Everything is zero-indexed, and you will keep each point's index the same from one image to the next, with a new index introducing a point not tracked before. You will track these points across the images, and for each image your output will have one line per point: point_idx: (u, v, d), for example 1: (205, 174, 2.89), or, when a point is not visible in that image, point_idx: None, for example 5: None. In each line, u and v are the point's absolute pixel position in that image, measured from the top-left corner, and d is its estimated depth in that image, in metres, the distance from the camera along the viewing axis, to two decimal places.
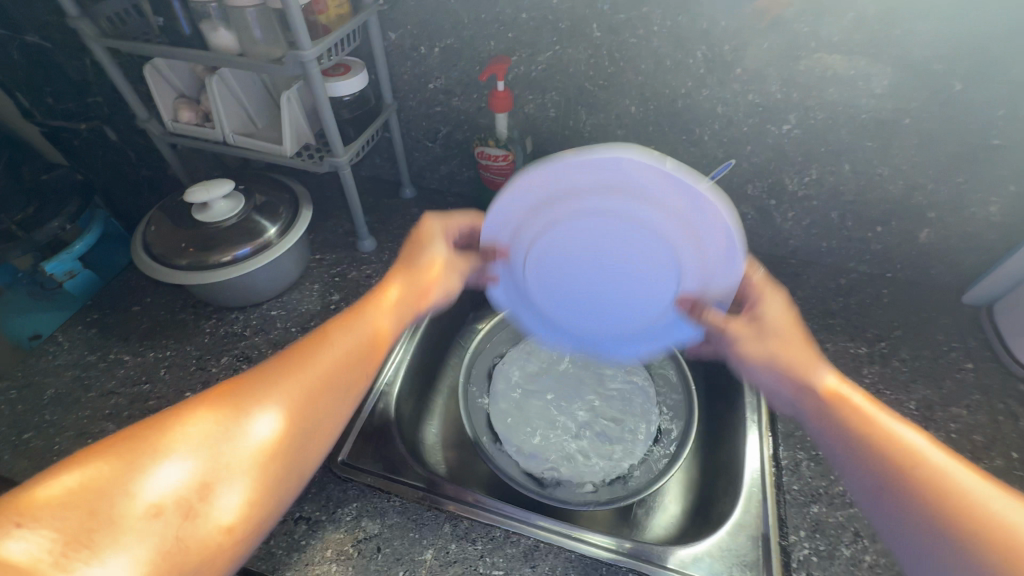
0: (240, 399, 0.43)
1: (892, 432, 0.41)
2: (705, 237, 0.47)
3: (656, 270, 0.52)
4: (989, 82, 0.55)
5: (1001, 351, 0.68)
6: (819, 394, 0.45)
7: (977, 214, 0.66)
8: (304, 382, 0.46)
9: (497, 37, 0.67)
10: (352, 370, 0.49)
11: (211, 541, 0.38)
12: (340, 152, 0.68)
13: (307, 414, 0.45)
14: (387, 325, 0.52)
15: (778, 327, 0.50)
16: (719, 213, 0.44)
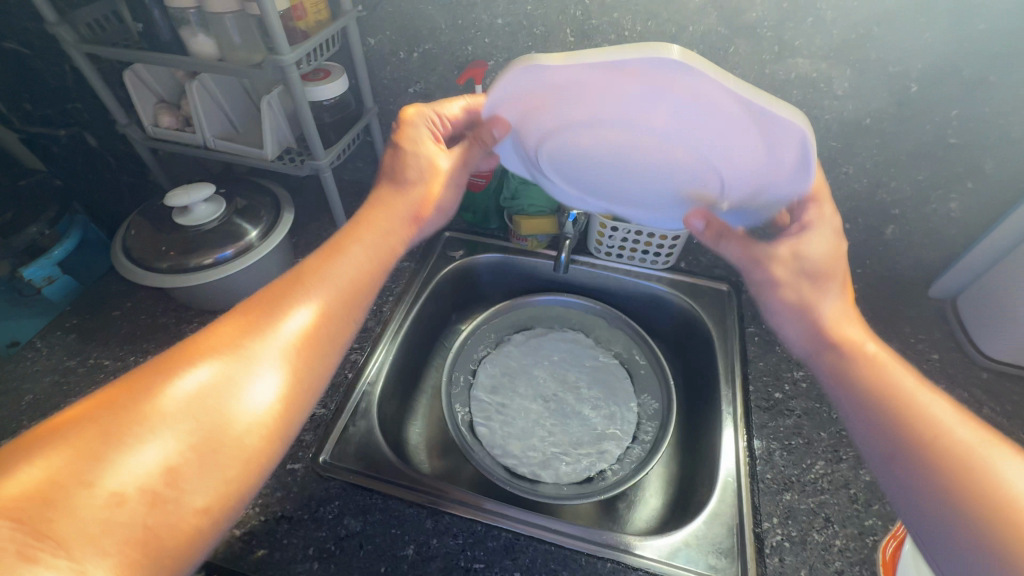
0: (265, 309, 0.43)
1: (910, 394, 0.39)
2: (774, 150, 0.39)
3: (684, 173, 0.48)
4: (942, 83, 0.58)
5: (965, 342, 0.71)
6: (834, 340, 0.46)
7: (938, 210, 0.69)
8: (323, 290, 0.47)
9: (474, 42, 0.69)
10: (363, 282, 0.50)
11: (257, 433, 0.38)
12: (321, 156, 0.69)
13: (326, 315, 0.46)
14: (393, 237, 0.54)
15: (821, 263, 0.49)
16: (787, 127, 0.36)
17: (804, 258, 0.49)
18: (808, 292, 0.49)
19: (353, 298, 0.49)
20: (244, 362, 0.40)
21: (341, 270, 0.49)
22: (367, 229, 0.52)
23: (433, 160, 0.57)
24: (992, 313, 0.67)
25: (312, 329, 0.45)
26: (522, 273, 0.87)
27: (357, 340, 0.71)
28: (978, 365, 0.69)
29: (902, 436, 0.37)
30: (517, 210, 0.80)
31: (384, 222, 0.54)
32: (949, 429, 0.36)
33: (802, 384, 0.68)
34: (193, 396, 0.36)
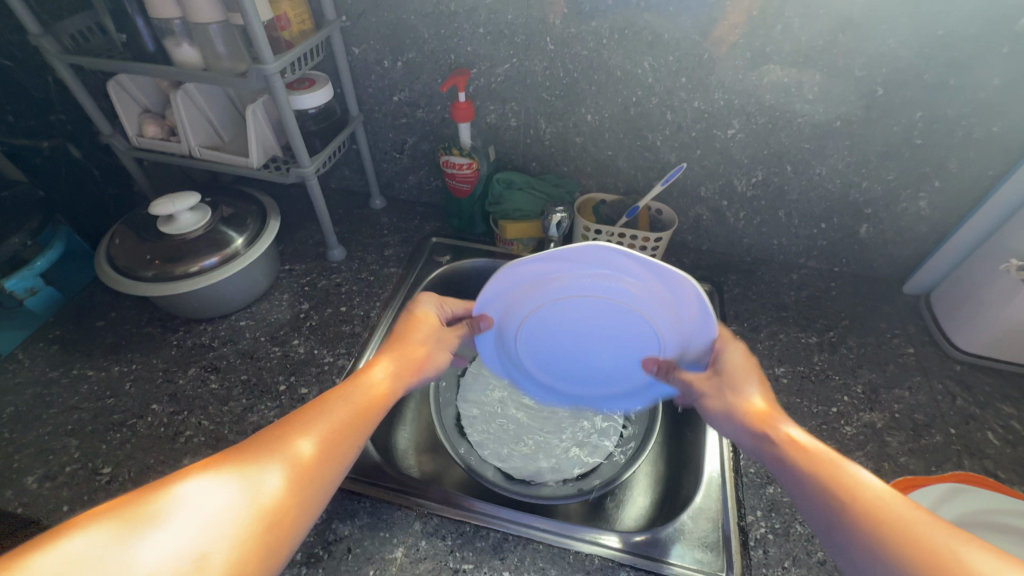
0: (259, 450, 0.41)
1: (841, 467, 0.42)
2: (680, 308, 0.55)
3: (638, 338, 0.61)
4: (906, 86, 0.61)
5: (939, 336, 0.73)
6: (775, 437, 0.46)
7: (908, 209, 0.72)
8: (332, 421, 0.46)
9: (456, 51, 0.70)
10: (371, 414, 0.49)
11: (250, 546, 0.36)
12: (306, 163, 0.69)
13: (337, 440, 0.45)
14: (399, 375, 0.54)
15: (733, 377, 0.53)
16: (693, 289, 0.52)
17: (723, 374, 0.54)
18: (737, 398, 0.51)
19: (360, 426, 0.47)
20: (257, 479, 0.39)
21: (356, 395, 0.50)
22: (386, 363, 0.54)
23: (436, 327, 0.60)
24: (963, 307, 0.69)
25: (320, 454, 0.43)
26: None
27: (344, 345, 0.71)
28: (952, 358, 0.71)
29: (837, 505, 0.39)
30: (501, 215, 0.80)
31: (403, 359, 0.55)
32: (891, 502, 0.38)
33: (784, 379, 0.69)
34: (206, 500, 0.36)
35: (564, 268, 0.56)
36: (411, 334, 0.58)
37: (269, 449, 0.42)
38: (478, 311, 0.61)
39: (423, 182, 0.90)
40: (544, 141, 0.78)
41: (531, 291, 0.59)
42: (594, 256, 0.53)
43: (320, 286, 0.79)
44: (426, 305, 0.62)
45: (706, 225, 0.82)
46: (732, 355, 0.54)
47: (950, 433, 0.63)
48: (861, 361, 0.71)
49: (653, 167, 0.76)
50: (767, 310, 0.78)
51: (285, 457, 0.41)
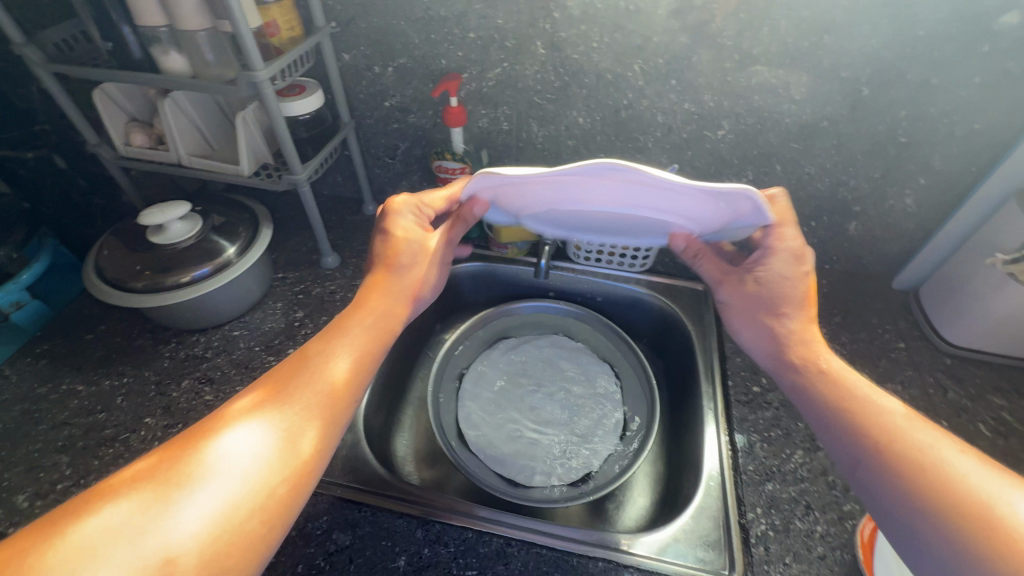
0: (283, 387, 0.43)
1: (868, 398, 0.44)
2: (731, 206, 0.46)
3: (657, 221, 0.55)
4: (890, 86, 0.62)
5: (928, 330, 0.74)
6: (798, 363, 0.49)
7: (896, 206, 0.73)
8: (341, 360, 0.47)
9: (447, 56, 0.70)
10: (379, 345, 0.51)
11: (288, 483, 0.39)
12: (298, 170, 0.69)
13: (353, 375, 0.47)
14: (401, 305, 0.54)
15: (780, 292, 0.52)
16: (750, 199, 0.43)
17: (764, 283, 0.53)
18: (781, 323, 0.52)
19: (369, 359, 0.49)
20: (285, 417, 0.41)
21: (361, 330, 0.50)
22: (383, 295, 0.54)
23: (422, 243, 0.57)
24: (951, 301, 0.71)
25: (339, 390, 0.45)
26: (504, 280, 0.87)
27: None
28: (942, 351, 0.73)
29: (869, 443, 0.41)
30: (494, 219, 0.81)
31: (399, 287, 0.55)
32: (911, 431, 0.40)
33: None
34: (240, 445, 0.38)
35: (551, 184, 0.46)
36: (402, 254, 0.55)
37: (289, 391, 0.43)
38: (466, 197, 0.53)
39: (416, 188, 0.90)
40: (536, 145, 0.78)
41: (521, 192, 0.50)
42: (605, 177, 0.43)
43: (314, 293, 0.78)
44: (404, 216, 0.57)
45: None
46: (784, 261, 0.53)
47: (942, 426, 0.64)
48: (853, 357, 0.72)
49: (645, 169, 0.77)
50: None
51: (306, 396, 0.43)
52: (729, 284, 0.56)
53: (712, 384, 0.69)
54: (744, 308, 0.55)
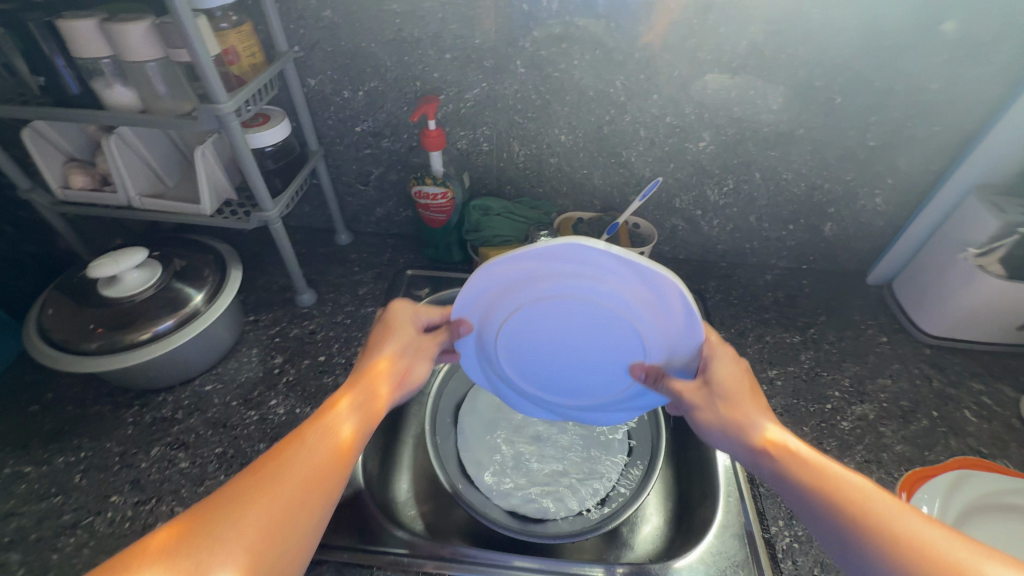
0: (217, 539, 0.33)
1: (842, 480, 0.40)
2: (659, 304, 0.48)
3: (620, 342, 0.53)
4: (861, 93, 0.64)
5: (907, 323, 0.77)
6: (767, 446, 0.44)
7: (867, 206, 0.76)
8: (305, 463, 0.39)
9: (423, 78, 0.67)
10: (354, 446, 0.43)
11: None
12: (269, 207, 0.64)
13: (323, 481, 0.39)
14: (383, 392, 0.49)
15: (727, 386, 0.49)
16: (672, 285, 0.45)
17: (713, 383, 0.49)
18: (737, 410, 0.47)
19: (343, 463, 0.41)
20: None
21: (314, 452, 0.41)
22: (352, 398, 0.46)
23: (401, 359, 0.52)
24: (926, 294, 0.74)
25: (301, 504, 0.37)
26: None
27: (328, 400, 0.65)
28: (921, 342, 0.76)
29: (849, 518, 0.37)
30: (481, 242, 0.78)
31: (372, 385, 0.48)
32: (895, 511, 0.37)
33: (777, 382, 0.70)
34: None
35: (529, 270, 0.48)
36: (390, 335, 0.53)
37: (234, 504, 0.35)
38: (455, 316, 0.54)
39: (391, 214, 0.86)
40: (518, 164, 0.76)
41: (510, 292, 0.51)
42: (566, 255, 0.45)
43: (292, 335, 0.73)
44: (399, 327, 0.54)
45: (682, 235, 0.84)
46: (727, 362, 0.50)
47: (934, 416, 0.66)
48: (843, 355, 0.74)
49: (628, 183, 0.77)
50: (750, 313, 0.79)
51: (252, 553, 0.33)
52: (684, 391, 0.50)
53: None
54: (704, 410, 0.48)
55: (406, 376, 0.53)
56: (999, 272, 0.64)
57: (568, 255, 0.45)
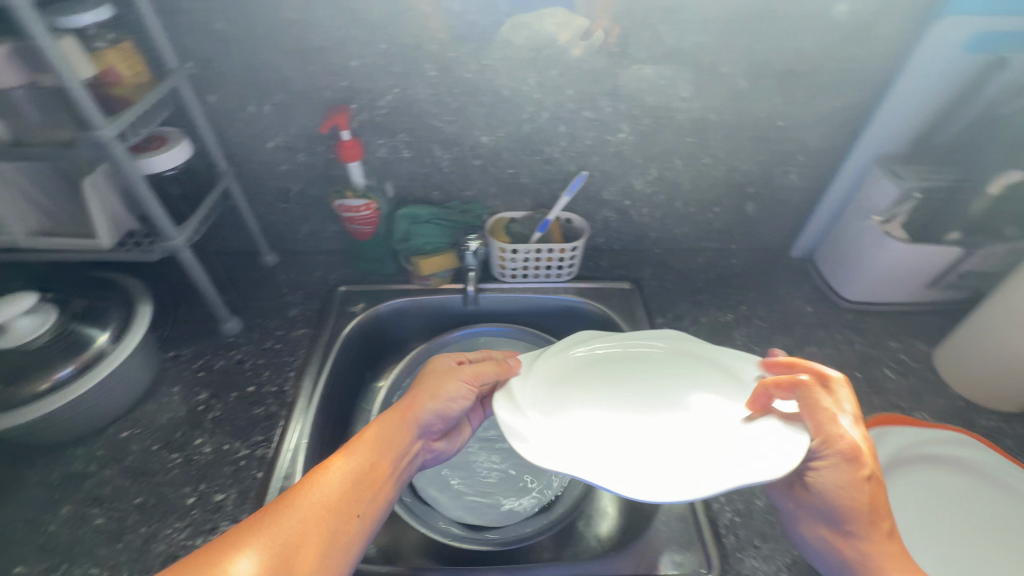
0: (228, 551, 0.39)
1: None
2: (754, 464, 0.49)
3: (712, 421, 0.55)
4: (765, 76, 0.66)
5: (829, 291, 0.81)
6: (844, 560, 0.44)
7: (783, 183, 0.79)
8: (306, 506, 0.43)
9: (331, 88, 0.65)
10: (359, 496, 0.46)
11: None
12: (173, 235, 0.59)
13: (322, 526, 0.42)
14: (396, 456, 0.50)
15: (836, 503, 0.44)
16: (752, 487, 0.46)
17: (817, 487, 0.46)
18: (846, 545, 0.44)
19: (343, 510, 0.44)
20: None
21: (332, 498, 0.44)
22: (374, 461, 0.49)
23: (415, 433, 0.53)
24: (844, 263, 0.78)
25: (297, 546, 0.40)
26: (433, 313, 0.80)
27: (260, 432, 0.62)
28: (842, 308, 0.80)
29: None
30: (411, 252, 0.76)
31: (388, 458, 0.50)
32: None
33: None
34: None
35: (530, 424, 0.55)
36: (416, 391, 0.56)
37: (250, 526, 0.41)
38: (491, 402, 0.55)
39: (318, 230, 0.83)
40: (443, 168, 0.74)
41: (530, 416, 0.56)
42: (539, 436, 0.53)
43: (218, 368, 0.69)
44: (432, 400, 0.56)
45: (614, 226, 0.84)
46: (833, 464, 0.45)
47: (857, 377, 0.70)
48: (773, 329, 0.76)
49: (555, 179, 0.76)
50: (684, 296, 0.81)
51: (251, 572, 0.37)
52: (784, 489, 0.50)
53: None
54: (806, 517, 0.48)
55: (427, 425, 0.55)
56: (903, 237, 0.68)
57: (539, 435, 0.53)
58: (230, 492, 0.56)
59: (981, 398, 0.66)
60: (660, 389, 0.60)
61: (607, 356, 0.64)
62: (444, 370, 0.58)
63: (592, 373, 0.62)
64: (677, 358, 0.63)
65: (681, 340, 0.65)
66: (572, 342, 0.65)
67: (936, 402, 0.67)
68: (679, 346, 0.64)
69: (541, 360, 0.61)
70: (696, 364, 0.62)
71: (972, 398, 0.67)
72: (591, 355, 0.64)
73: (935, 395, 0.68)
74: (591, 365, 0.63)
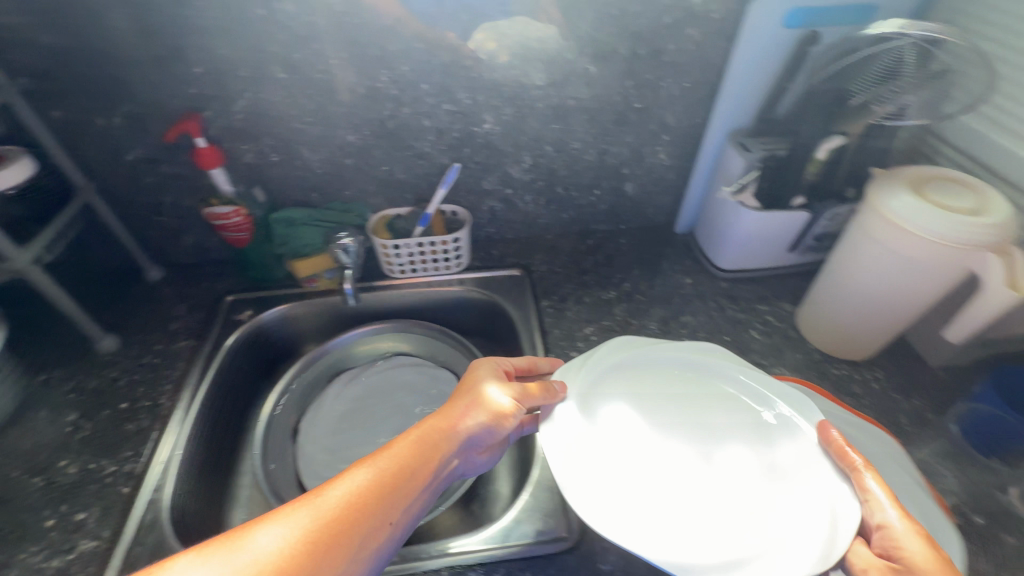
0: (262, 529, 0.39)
1: None
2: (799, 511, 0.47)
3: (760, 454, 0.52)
4: (612, 61, 0.69)
5: (707, 263, 0.85)
6: None
7: (654, 162, 0.82)
8: (343, 493, 0.42)
9: (180, 96, 0.64)
10: (394, 497, 0.43)
11: None
12: (15, 254, 0.57)
13: (350, 521, 0.40)
14: (437, 459, 0.48)
15: None
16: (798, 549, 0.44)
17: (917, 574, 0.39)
18: None
19: (377, 511, 0.42)
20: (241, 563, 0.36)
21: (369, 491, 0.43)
22: (416, 462, 0.47)
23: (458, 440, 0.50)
24: (714, 234, 0.81)
25: (311, 541, 0.38)
26: (325, 314, 0.81)
27: (130, 448, 0.61)
28: (719, 278, 0.84)
29: None
30: (291, 255, 0.77)
31: (428, 461, 0.47)
32: None
33: (592, 338, 0.74)
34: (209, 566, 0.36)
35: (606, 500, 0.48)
36: (468, 398, 0.54)
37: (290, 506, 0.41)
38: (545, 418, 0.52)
39: (201, 240, 0.81)
40: (316, 170, 0.75)
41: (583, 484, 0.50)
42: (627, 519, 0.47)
43: (91, 387, 0.67)
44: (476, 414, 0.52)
45: (502, 216, 0.86)
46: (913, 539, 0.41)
47: (725, 341, 0.74)
48: (652, 302, 0.80)
49: (431, 173, 0.78)
50: (571, 278, 0.84)
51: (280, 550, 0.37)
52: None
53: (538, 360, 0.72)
54: None
55: (473, 436, 0.52)
56: (756, 205, 0.71)
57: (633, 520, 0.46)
58: (93, 510, 0.56)
59: (831, 348, 0.71)
60: (705, 424, 0.56)
61: (653, 375, 0.59)
62: (493, 385, 0.55)
63: (636, 392, 0.57)
64: (721, 386, 0.59)
65: (735, 364, 0.59)
66: (615, 353, 0.60)
67: (794, 357, 0.72)
68: (730, 373, 0.59)
69: (583, 377, 0.56)
70: (746, 398, 0.57)
71: (825, 348, 0.72)
72: (634, 372, 0.59)
73: (794, 350, 0.73)
74: (632, 383, 0.58)
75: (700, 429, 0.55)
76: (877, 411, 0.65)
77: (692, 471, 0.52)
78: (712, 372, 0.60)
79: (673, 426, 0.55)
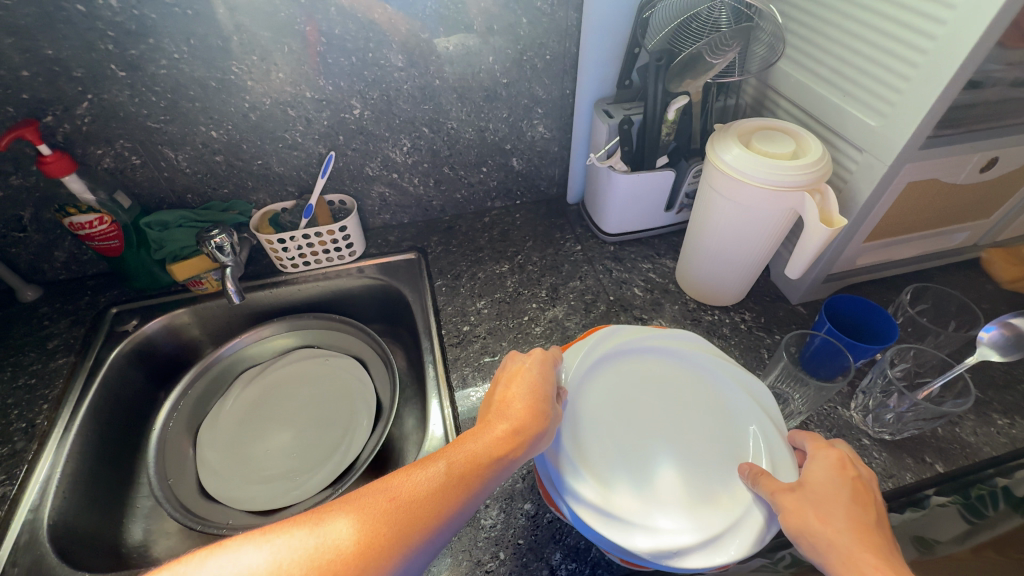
0: (337, 514, 0.40)
1: (834, 529, 0.42)
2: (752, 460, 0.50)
3: (725, 418, 0.54)
4: (468, 37, 0.70)
5: (596, 230, 0.88)
6: (786, 497, 0.44)
7: (535, 135, 0.85)
8: (410, 489, 0.42)
9: (11, 102, 0.61)
10: (447, 501, 0.42)
11: None
12: None
13: (411, 518, 0.40)
14: (491, 467, 0.45)
15: (808, 474, 0.46)
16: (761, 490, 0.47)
17: (807, 475, 0.46)
18: (796, 495, 0.44)
19: (434, 511, 0.41)
20: (324, 546, 0.38)
21: (425, 489, 0.42)
22: (472, 466, 0.45)
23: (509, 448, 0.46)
24: (596, 200, 0.84)
25: (371, 544, 0.38)
26: (216, 316, 0.80)
27: (3, 471, 0.60)
28: (607, 242, 0.87)
29: (828, 549, 0.42)
30: (170, 258, 0.75)
31: (481, 466, 0.45)
32: (869, 549, 0.41)
33: (484, 311, 0.77)
34: (296, 540, 0.38)
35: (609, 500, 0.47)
36: (523, 396, 0.50)
37: (366, 494, 0.42)
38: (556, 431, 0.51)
39: (76, 254, 0.78)
40: (184, 169, 0.73)
41: None
42: (632, 516, 0.46)
43: None
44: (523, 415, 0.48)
45: (393, 201, 0.87)
46: (815, 456, 0.47)
47: (610, 301, 0.78)
48: (543, 271, 0.83)
49: (309, 163, 0.77)
50: (467, 255, 0.86)
51: (355, 541, 0.38)
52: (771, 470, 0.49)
53: (431, 337, 0.73)
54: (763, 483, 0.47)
55: (528, 457, 0.47)
56: (624, 168, 0.74)
57: (634, 515, 0.46)
58: None
59: (704, 297, 0.76)
60: (635, 418, 0.54)
61: (637, 363, 0.58)
62: (545, 393, 0.50)
63: (621, 381, 0.56)
64: (697, 375, 0.57)
65: (716, 359, 0.57)
66: (611, 339, 0.58)
67: (672, 309, 0.77)
68: (709, 366, 0.57)
69: (575, 373, 0.55)
70: (713, 388, 0.56)
71: (698, 298, 0.77)
72: (627, 359, 0.58)
73: (672, 302, 0.78)
74: (618, 377, 0.56)
75: (634, 416, 0.54)
76: (742, 349, 0.71)
77: (688, 446, 0.52)
78: (688, 365, 0.58)
79: (654, 412, 0.54)
